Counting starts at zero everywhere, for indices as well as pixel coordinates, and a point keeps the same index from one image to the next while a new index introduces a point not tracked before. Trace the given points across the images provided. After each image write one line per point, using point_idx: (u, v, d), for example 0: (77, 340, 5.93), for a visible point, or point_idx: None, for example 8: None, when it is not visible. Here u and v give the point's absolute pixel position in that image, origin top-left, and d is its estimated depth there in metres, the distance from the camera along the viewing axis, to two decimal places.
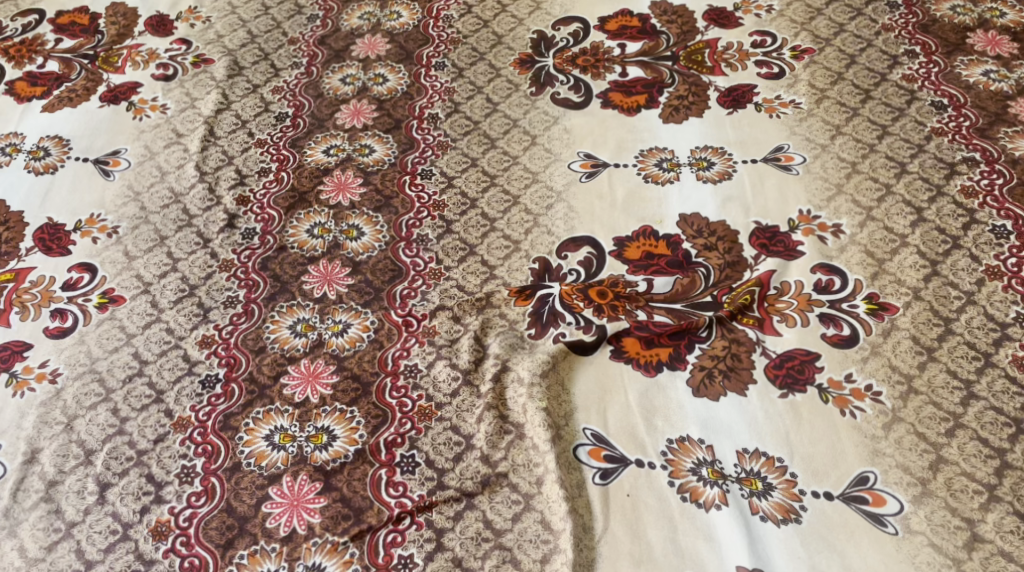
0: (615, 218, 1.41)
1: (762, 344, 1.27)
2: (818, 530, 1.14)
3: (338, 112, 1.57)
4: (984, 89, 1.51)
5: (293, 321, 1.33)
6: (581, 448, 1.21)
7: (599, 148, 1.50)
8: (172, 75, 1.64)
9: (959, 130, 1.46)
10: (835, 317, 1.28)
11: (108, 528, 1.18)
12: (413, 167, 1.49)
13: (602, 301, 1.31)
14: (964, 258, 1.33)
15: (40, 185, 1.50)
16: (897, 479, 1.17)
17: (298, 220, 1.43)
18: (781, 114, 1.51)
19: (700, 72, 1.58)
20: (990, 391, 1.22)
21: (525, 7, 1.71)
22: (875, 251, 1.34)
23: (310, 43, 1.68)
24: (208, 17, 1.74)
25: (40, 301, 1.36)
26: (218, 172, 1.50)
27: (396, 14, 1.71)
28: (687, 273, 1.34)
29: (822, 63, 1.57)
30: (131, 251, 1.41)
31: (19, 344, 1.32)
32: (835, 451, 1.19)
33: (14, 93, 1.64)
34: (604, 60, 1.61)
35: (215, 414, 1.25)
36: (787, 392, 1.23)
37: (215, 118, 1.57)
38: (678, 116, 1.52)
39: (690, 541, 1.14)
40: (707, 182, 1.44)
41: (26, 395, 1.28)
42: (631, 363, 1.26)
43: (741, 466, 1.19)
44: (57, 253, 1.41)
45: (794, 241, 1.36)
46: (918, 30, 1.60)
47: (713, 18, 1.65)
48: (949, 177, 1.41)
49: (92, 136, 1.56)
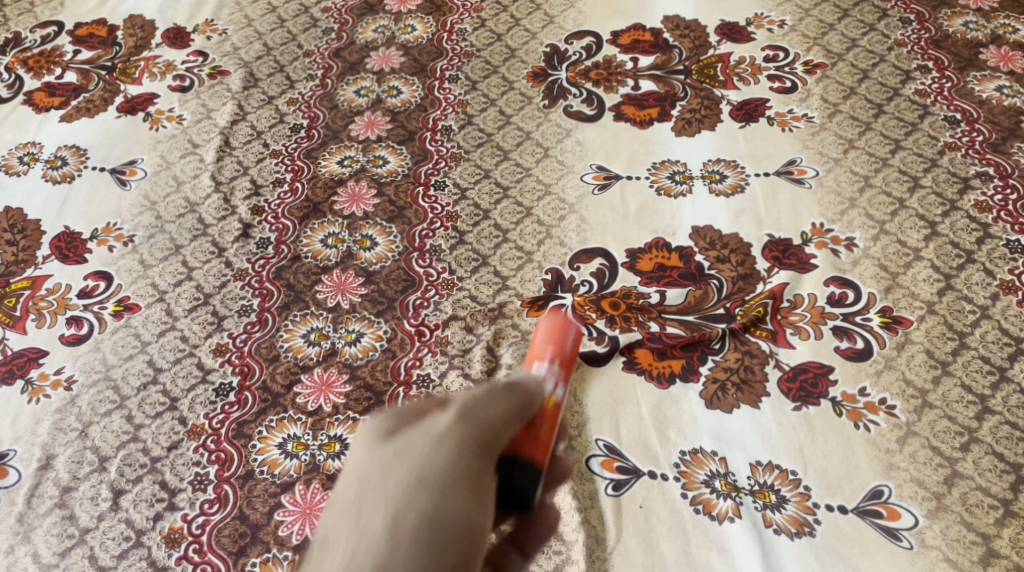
0: (627, 230, 1.41)
1: (775, 356, 1.27)
2: (832, 543, 1.13)
3: (352, 123, 1.58)
4: (997, 104, 1.51)
5: (307, 330, 1.33)
6: (594, 460, 1.21)
7: (612, 161, 1.50)
8: (190, 86, 1.65)
9: (973, 145, 1.46)
10: (848, 330, 1.28)
11: (122, 534, 1.18)
12: (426, 179, 1.49)
13: (615, 312, 1.32)
14: (978, 272, 1.33)
15: (57, 194, 1.51)
16: (911, 494, 1.16)
17: (312, 230, 1.44)
18: (794, 127, 1.51)
19: (713, 85, 1.58)
20: (1005, 406, 1.21)
21: (538, 21, 1.72)
22: (888, 265, 1.34)
23: (324, 56, 1.69)
24: (224, 29, 1.75)
25: (57, 308, 1.37)
26: (234, 182, 1.51)
27: (410, 27, 1.72)
28: (700, 285, 1.34)
29: (835, 78, 1.57)
30: (146, 260, 1.42)
31: (35, 351, 1.34)
32: (849, 464, 1.18)
33: (32, 103, 1.65)
34: (617, 74, 1.62)
35: (228, 421, 1.26)
36: (800, 405, 1.23)
37: (232, 129, 1.58)
38: (690, 129, 1.53)
39: (702, 553, 1.14)
40: (720, 195, 1.44)
41: (42, 401, 1.29)
42: (643, 374, 1.27)
43: (754, 479, 1.18)
44: (74, 261, 1.43)
45: (807, 254, 1.36)
46: (931, 45, 1.60)
47: (725, 33, 1.66)
48: (963, 192, 1.41)
49: (109, 146, 1.57)
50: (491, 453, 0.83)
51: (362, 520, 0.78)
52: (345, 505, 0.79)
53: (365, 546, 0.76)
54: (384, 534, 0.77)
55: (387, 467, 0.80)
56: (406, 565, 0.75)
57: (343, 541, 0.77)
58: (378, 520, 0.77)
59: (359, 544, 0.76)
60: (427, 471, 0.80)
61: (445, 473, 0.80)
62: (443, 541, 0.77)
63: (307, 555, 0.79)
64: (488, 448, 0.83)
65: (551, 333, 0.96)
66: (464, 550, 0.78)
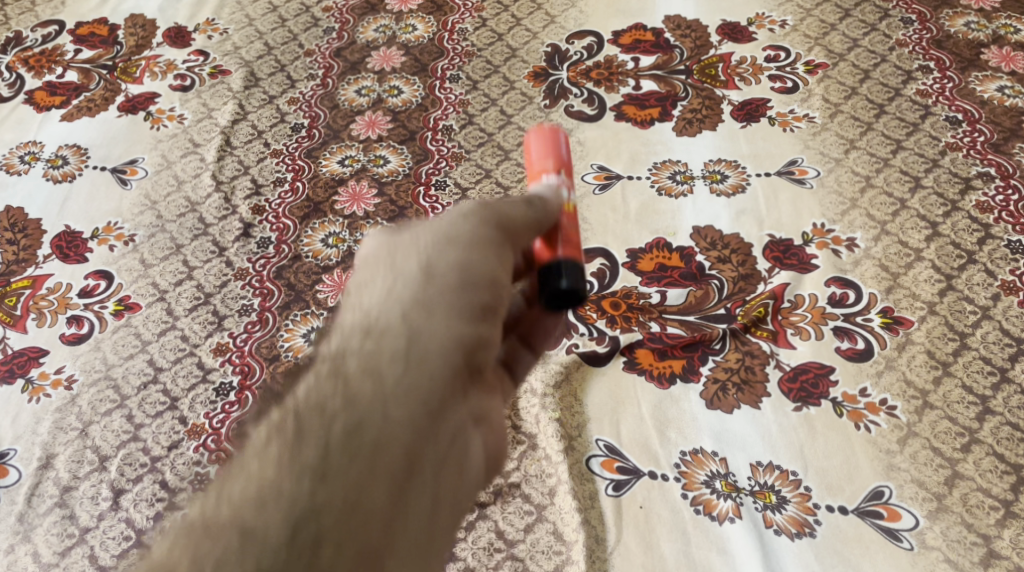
0: (629, 230, 1.41)
1: (776, 357, 1.27)
2: (832, 544, 1.13)
3: (352, 123, 1.58)
4: (998, 105, 1.50)
5: (307, 330, 1.33)
6: (594, 460, 1.21)
7: (612, 160, 1.50)
8: (191, 86, 1.65)
9: (974, 146, 1.45)
10: (848, 330, 1.28)
11: (122, 533, 1.18)
12: (427, 178, 1.49)
13: (616, 312, 1.32)
14: (979, 273, 1.32)
15: (58, 193, 1.51)
16: (912, 494, 1.16)
17: (313, 230, 1.44)
18: (796, 127, 1.51)
19: (714, 85, 1.58)
20: (1006, 407, 1.21)
21: (539, 20, 1.72)
22: (889, 265, 1.34)
23: (325, 56, 1.69)
24: (225, 29, 1.75)
25: (57, 308, 1.37)
26: (234, 181, 1.51)
27: (411, 27, 1.72)
28: (701, 285, 1.34)
29: (836, 78, 1.57)
30: (147, 259, 1.42)
31: (35, 350, 1.34)
32: (849, 464, 1.18)
33: (33, 103, 1.65)
34: (618, 74, 1.62)
35: (229, 421, 1.26)
36: (801, 405, 1.23)
37: (232, 128, 1.58)
38: (691, 129, 1.53)
39: (702, 554, 1.14)
40: (721, 195, 1.44)
41: (42, 401, 1.29)
42: (644, 374, 1.27)
43: (754, 479, 1.18)
44: (74, 260, 1.43)
45: (808, 255, 1.36)
46: (932, 45, 1.59)
47: (726, 32, 1.66)
48: (964, 192, 1.40)
49: (109, 146, 1.57)
50: (511, 237, 0.96)
51: (397, 264, 0.91)
52: (379, 258, 0.92)
53: (402, 285, 0.90)
54: (417, 275, 0.90)
55: (424, 228, 0.94)
56: (439, 301, 0.89)
57: (380, 279, 0.90)
58: (412, 265, 0.91)
59: (395, 282, 0.90)
60: (456, 233, 0.93)
61: (471, 235, 0.93)
62: (472, 286, 0.91)
63: (344, 296, 0.91)
64: (511, 231, 0.96)
65: (542, 149, 1.09)
66: (488, 297, 0.92)
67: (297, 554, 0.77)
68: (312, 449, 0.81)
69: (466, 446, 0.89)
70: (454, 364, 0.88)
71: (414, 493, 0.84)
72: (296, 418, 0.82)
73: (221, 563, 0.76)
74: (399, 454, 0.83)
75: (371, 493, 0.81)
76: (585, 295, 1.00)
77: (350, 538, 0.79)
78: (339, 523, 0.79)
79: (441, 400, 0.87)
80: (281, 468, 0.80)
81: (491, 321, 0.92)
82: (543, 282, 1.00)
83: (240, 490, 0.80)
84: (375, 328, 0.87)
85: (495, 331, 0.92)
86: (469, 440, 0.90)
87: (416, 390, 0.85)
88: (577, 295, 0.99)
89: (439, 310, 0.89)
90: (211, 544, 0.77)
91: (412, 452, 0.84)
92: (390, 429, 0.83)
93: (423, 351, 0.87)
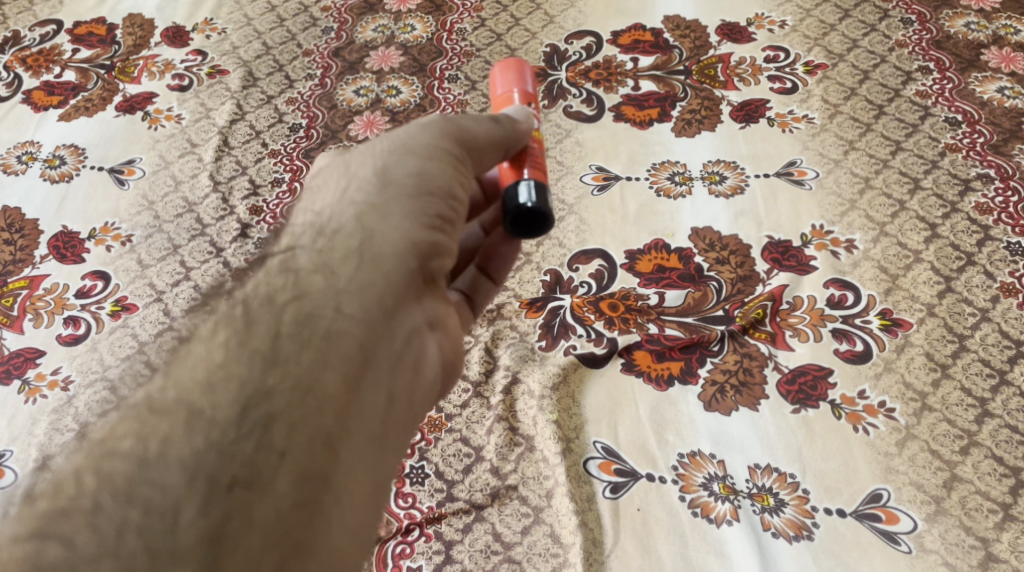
0: (627, 231, 1.41)
1: (774, 358, 1.26)
2: (830, 547, 1.13)
3: (351, 123, 1.57)
4: (998, 106, 1.50)
5: None
6: (592, 462, 1.21)
7: (611, 161, 1.50)
8: (189, 86, 1.65)
9: (973, 147, 1.45)
10: (847, 332, 1.28)
11: None
12: None
13: (614, 313, 1.32)
14: (978, 275, 1.32)
15: (55, 193, 1.51)
16: (910, 497, 1.16)
17: None
18: (795, 128, 1.51)
19: (713, 86, 1.58)
20: (1005, 409, 1.21)
21: (538, 20, 1.71)
22: (888, 267, 1.34)
23: (323, 56, 1.68)
24: (224, 28, 1.75)
25: (54, 308, 1.37)
26: (232, 181, 1.50)
27: (410, 27, 1.72)
28: (699, 287, 1.34)
29: (835, 79, 1.56)
30: (144, 259, 1.42)
31: (31, 351, 1.34)
32: (848, 467, 1.18)
33: (31, 102, 1.65)
34: (617, 74, 1.61)
35: None
36: (799, 407, 1.23)
37: (230, 128, 1.57)
38: (690, 129, 1.52)
39: (700, 556, 1.14)
40: (720, 196, 1.44)
41: (39, 402, 1.29)
42: (642, 376, 1.26)
43: (752, 481, 1.18)
44: (71, 261, 1.42)
45: (806, 256, 1.35)
46: (931, 46, 1.59)
47: (726, 33, 1.65)
48: (963, 194, 1.40)
49: (107, 145, 1.57)
50: (470, 152, 1.03)
51: (352, 170, 0.99)
52: (338, 165, 1.00)
53: (357, 190, 0.97)
54: (372, 179, 0.97)
55: (381, 139, 1.01)
56: (392, 203, 0.96)
57: (333, 183, 0.98)
58: (367, 170, 0.98)
59: (348, 186, 0.97)
60: (413, 145, 1.00)
61: (428, 147, 1.00)
62: (427, 193, 0.98)
63: (302, 198, 0.99)
64: (469, 148, 1.03)
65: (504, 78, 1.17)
66: (441, 206, 0.99)
67: (248, 425, 0.84)
68: (263, 337, 0.88)
69: (420, 345, 0.97)
70: (409, 266, 0.95)
71: (367, 389, 0.90)
72: (246, 308, 0.90)
73: (169, 438, 0.82)
74: (350, 349, 0.90)
75: (324, 378, 0.88)
76: (549, 218, 1.04)
77: (303, 415, 0.86)
78: (291, 407, 0.86)
79: (395, 297, 0.94)
80: (231, 353, 0.87)
81: (446, 228, 0.99)
82: (508, 197, 1.05)
83: (190, 373, 0.86)
84: (330, 226, 0.95)
85: (449, 239, 1.00)
86: (423, 339, 0.98)
87: (368, 289, 0.92)
88: (541, 215, 1.04)
89: (393, 214, 0.96)
90: (160, 419, 0.83)
91: (366, 345, 0.91)
92: (342, 320, 0.90)
93: (376, 249, 0.94)
